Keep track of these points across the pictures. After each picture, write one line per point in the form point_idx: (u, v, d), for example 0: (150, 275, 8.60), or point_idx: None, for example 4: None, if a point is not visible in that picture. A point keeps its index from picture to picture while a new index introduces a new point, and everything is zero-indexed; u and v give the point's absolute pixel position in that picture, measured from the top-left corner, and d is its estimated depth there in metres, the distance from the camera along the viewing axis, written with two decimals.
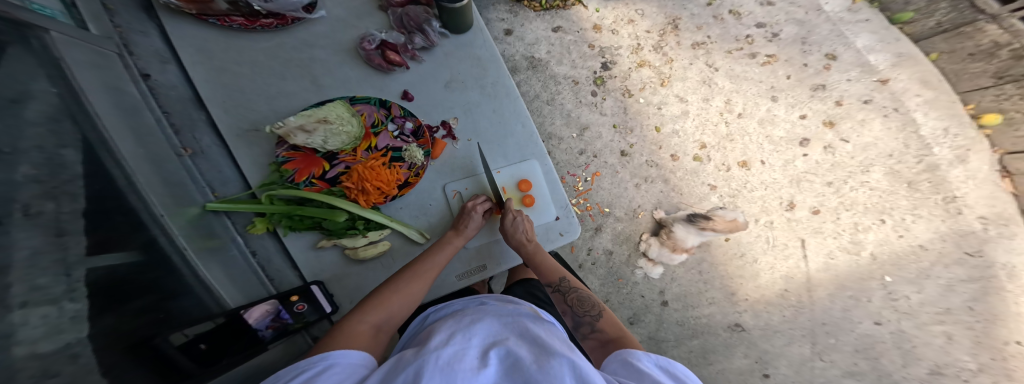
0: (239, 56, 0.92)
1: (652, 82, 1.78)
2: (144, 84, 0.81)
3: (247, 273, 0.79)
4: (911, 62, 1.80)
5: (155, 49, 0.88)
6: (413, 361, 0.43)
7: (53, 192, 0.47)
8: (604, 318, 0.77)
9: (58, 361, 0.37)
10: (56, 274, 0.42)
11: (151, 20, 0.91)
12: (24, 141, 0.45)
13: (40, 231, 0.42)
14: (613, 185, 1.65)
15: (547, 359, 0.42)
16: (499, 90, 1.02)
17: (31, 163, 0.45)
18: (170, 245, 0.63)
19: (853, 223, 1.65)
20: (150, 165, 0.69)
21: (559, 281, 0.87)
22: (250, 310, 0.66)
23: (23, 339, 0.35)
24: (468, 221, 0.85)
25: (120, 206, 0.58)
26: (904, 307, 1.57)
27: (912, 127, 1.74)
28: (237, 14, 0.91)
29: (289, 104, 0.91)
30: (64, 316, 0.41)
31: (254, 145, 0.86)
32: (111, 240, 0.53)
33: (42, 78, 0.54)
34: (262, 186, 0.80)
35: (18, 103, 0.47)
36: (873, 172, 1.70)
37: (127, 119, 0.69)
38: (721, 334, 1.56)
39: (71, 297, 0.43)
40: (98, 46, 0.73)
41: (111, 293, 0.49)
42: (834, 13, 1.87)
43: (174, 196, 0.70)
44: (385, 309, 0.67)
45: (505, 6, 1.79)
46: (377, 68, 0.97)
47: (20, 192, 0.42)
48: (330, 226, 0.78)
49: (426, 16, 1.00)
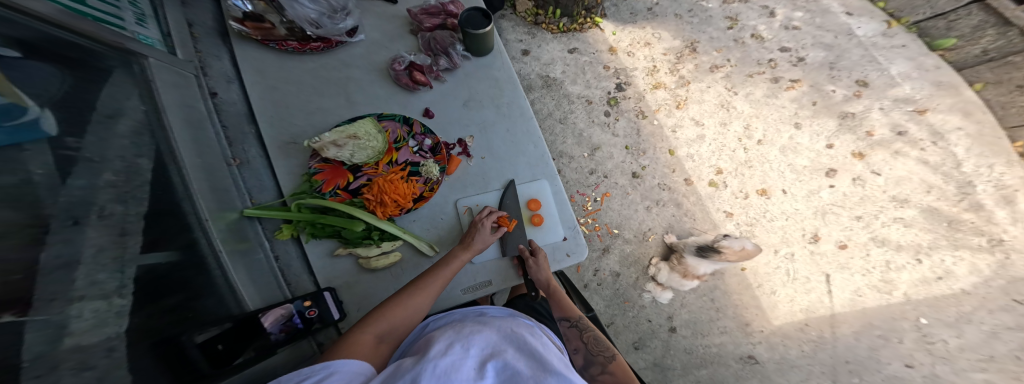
0: (288, 75, 1.01)
1: (668, 103, 1.79)
2: (210, 102, 0.90)
3: (268, 276, 0.80)
4: (952, 91, 1.75)
5: (224, 70, 0.99)
6: (413, 368, 0.45)
7: (124, 196, 0.56)
8: (616, 361, 0.81)
9: (95, 354, 0.42)
10: (113, 270, 0.49)
11: (224, 45, 1.03)
12: (110, 152, 0.57)
13: (100, 232, 0.50)
14: (623, 206, 1.65)
15: (545, 377, 0.44)
16: (514, 110, 1.06)
17: (112, 170, 0.56)
18: (208, 247, 0.69)
19: (884, 261, 1.57)
20: (203, 174, 0.76)
21: (576, 318, 0.91)
22: (267, 313, 0.68)
23: (74, 331, 0.40)
24: (476, 234, 0.84)
25: (172, 209, 0.65)
26: (940, 351, 1.45)
27: (952, 162, 1.66)
28: (293, 39, 1.03)
29: (325, 119, 0.97)
30: (111, 311, 0.46)
31: (292, 157, 0.92)
32: (159, 241, 0.59)
33: (135, 98, 0.68)
34: (293, 195, 0.86)
35: (111, 119, 0.60)
36: (907, 208, 1.62)
37: (192, 133, 0.78)
38: (732, 365, 1.49)
39: (121, 292, 0.49)
40: (179, 68, 0.85)
41: (150, 287, 0.54)
42: (867, 38, 1.87)
43: (219, 201, 0.77)
44: (387, 320, 0.67)
45: (524, 28, 1.89)
46: (404, 87, 1.03)
47: (99, 195, 0.52)
48: (348, 235, 0.82)
49: (451, 40, 1.06)
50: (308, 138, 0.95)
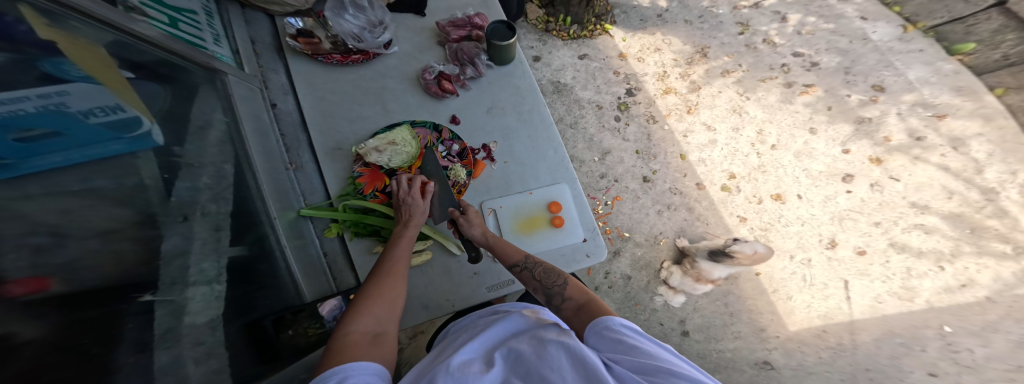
0: (332, 85, 1.07)
1: (679, 108, 1.81)
2: (271, 112, 0.96)
3: (319, 270, 0.85)
4: (972, 96, 1.73)
5: (281, 83, 1.05)
6: (428, 375, 0.49)
7: (216, 197, 0.65)
8: (570, 284, 0.73)
9: (203, 332, 0.52)
10: (212, 261, 0.58)
11: (280, 59, 1.10)
12: (205, 158, 0.65)
13: (202, 227, 0.59)
14: (634, 211, 1.67)
15: (545, 347, 0.47)
16: (535, 117, 1.10)
17: (208, 175, 0.64)
18: (275, 242, 0.77)
19: (904, 268, 1.55)
20: (268, 177, 0.83)
21: (523, 258, 0.81)
22: (322, 304, 0.77)
23: (190, 310, 0.50)
24: (410, 210, 0.84)
25: (248, 209, 0.73)
26: (966, 360, 1.42)
27: (972, 168, 1.64)
28: (336, 52, 1.10)
29: (365, 126, 1.03)
30: (212, 295, 0.56)
31: (338, 162, 0.98)
32: (243, 236, 0.68)
33: (218, 111, 0.75)
34: (339, 197, 0.92)
35: (203, 130, 0.67)
36: (928, 214, 1.60)
37: (260, 141, 0.85)
38: (747, 370, 1.48)
39: (219, 279, 0.58)
40: (248, 83, 0.92)
41: (239, 275, 0.64)
42: (882, 42, 1.86)
43: (281, 202, 0.84)
44: (369, 314, 0.62)
45: (535, 35, 1.94)
46: (433, 95, 1.09)
47: (200, 196, 0.61)
48: (386, 234, 0.89)
49: (477, 50, 1.12)
50: (351, 144, 1.00)
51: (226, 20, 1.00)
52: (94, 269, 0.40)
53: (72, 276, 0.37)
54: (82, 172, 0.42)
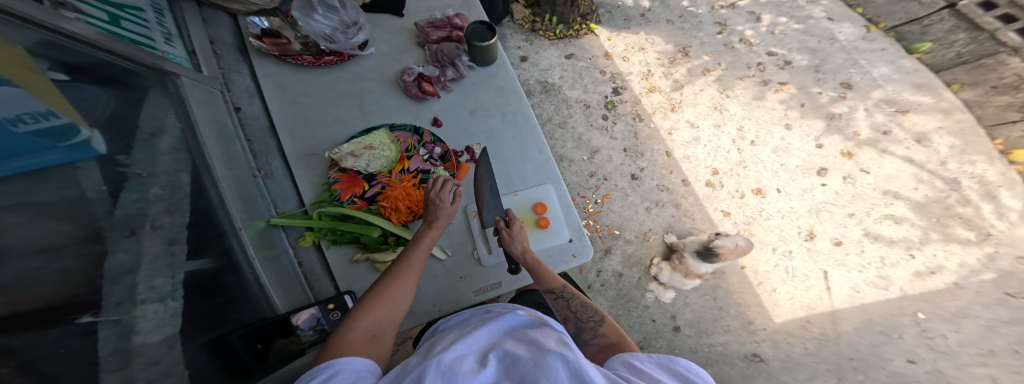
0: (306, 88, 1.04)
1: (664, 107, 1.84)
2: (235, 116, 0.92)
3: (294, 280, 0.82)
4: (932, 92, 1.83)
5: (246, 86, 1.01)
6: (418, 367, 0.47)
7: (171, 208, 0.61)
8: (608, 323, 0.70)
9: (159, 350, 0.48)
10: (166, 276, 0.54)
11: (245, 62, 1.06)
12: (156, 168, 0.62)
13: (153, 241, 0.55)
14: (624, 208, 1.69)
15: (543, 356, 0.45)
16: (519, 117, 1.09)
17: (159, 185, 0.60)
18: (242, 253, 0.73)
19: (878, 257, 1.62)
20: (234, 185, 0.79)
21: (561, 287, 0.78)
22: (297, 315, 0.72)
23: (140, 329, 0.47)
24: (438, 211, 0.78)
25: (210, 220, 0.69)
26: (940, 346, 1.48)
27: (936, 160, 1.73)
28: (308, 54, 1.06)
29: (341, 130, 1.00)
30: (166, 312, 0.52)
31: (311, 168, 0.95)
32: (203, 248, 0.64)
33: (172, 116, 0.71)
34: (314, 204, 0.89)
35: (154, 137, 0.63)
36: (897, 205, 1.68)
37: (222, 146, 0.81)
38: (738, 364, 1.50)
39: (174, 295, 0.54)
40: (206, 85, 0.87)
41: (196, 290, 0.59)
42: (849, 41, 1.95)
43: (248, 211, 0.80)
44: (375, 314, 0.60)
45: (522, 35, 1.94)
46: (413, 98, 1.06)
47: (151, 208, 0.57)
48: (366, 241, 0.85)
49: (457, 51, 1.11)
50: (327, 149, 0.97)
51: (181, 20, 0.95)
52: (38, 285, 0.36)
53: (14, 296, 0.33)
54: (17, 186, 0.38)
